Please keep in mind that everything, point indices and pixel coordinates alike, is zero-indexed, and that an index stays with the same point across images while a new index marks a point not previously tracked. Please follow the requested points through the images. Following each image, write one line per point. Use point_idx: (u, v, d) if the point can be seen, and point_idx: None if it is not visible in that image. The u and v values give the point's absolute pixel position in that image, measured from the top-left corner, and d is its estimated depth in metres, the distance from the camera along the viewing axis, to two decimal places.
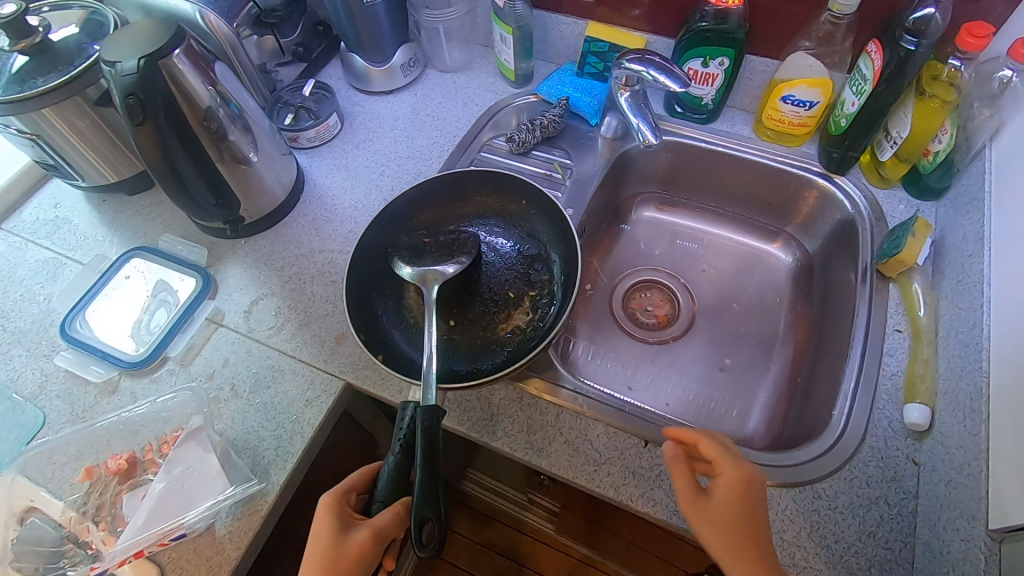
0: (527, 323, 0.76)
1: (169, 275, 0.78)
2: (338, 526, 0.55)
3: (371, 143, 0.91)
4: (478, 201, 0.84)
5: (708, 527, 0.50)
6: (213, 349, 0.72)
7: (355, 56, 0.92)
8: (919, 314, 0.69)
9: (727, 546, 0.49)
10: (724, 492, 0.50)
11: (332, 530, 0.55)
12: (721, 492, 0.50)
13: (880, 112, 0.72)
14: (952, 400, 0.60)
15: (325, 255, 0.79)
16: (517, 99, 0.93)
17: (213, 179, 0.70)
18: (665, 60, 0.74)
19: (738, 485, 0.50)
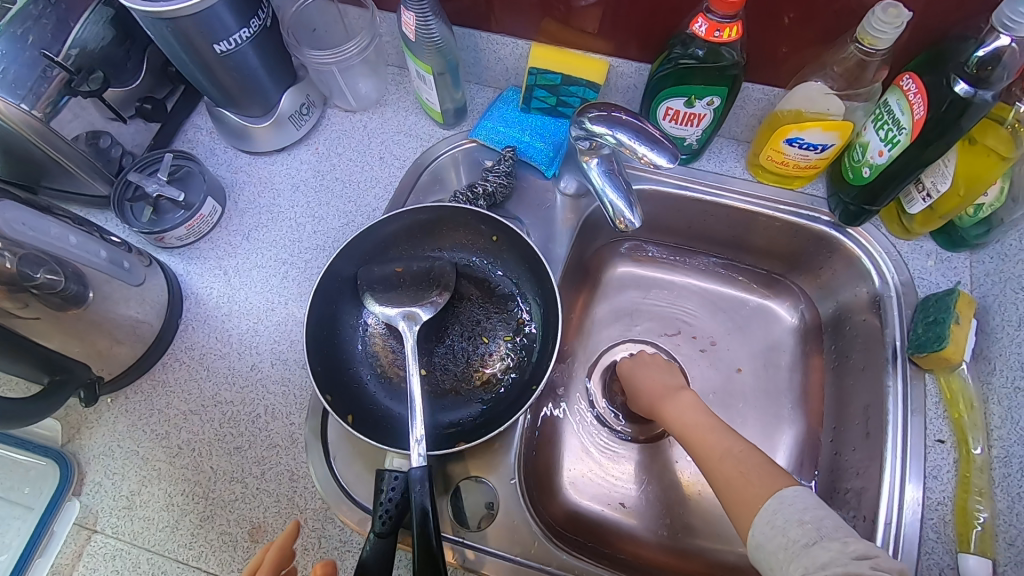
0: (502, 375, 0.62)
1: (14, 468, 0.59)
2: None
3: (265, 228, 0.70)
4: (449, 230, 0.66)
5: (672, 403, 0.57)
6: (87, 570, 0.55)
7: (224, 111, 0.68)
8: (975, 448, 0.55)
9: (680, 411, 0.56)
10: (655, 376, 0.62)
11: None
12: (658, 385, 0.61)
13: (916, 169, 0.56)
14: (1018, 554, 0.50)
15: (224, 406, 0.61)
16: (449, 146, 0.72)
17: (43, 360, 0.51)
18: (637, 118, 0.54)
19: (668, 386, 0.60)
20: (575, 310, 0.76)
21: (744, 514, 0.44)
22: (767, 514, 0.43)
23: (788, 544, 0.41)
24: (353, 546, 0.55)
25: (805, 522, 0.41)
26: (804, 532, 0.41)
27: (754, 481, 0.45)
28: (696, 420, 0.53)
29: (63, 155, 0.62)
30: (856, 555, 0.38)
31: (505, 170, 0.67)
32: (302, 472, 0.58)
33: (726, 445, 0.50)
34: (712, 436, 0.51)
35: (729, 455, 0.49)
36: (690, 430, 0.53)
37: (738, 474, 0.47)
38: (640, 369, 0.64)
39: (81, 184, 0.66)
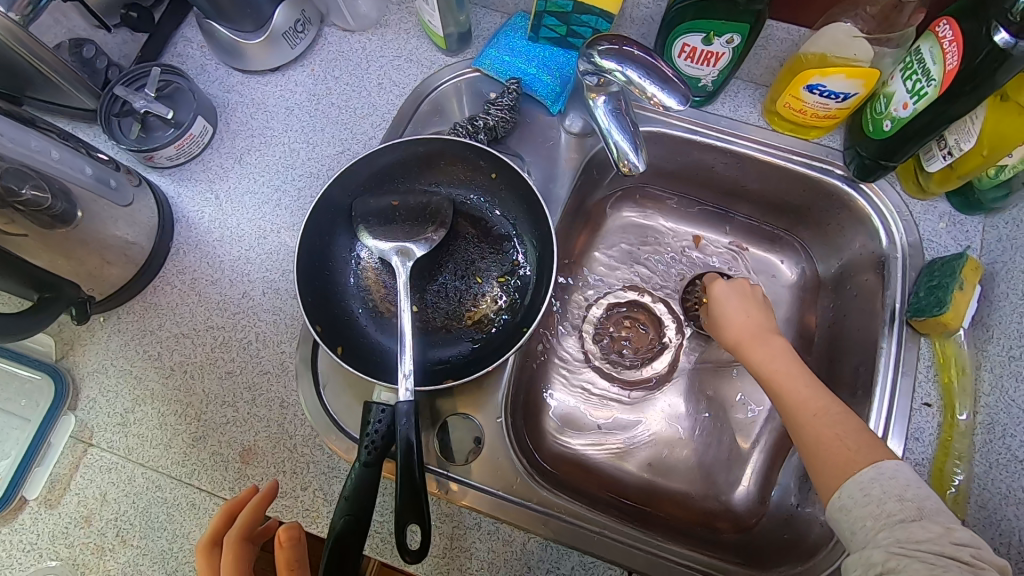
0: (495, 316, 0.61)
1: (11, 380, 0.60)
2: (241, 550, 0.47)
3: (257, 152, 0.68)
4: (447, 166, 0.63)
5: (764, 348, 0.54)
6: (84, 481, 0.57)
7: (215, 24, 0.64)
8: (961, 414, 0.55)
9: (773, 357, 0.53)
10: (746, 314, 0.58)
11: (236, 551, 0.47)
12: (750, 326, 0.57)
13: (940, 125, 0.52)
14: (987, 516, 0.50)
15: (215, 332, 0.61)
16: (451, 74, 0.68)
17: (30, 277, 0.51)
18: (649, 54, 0.51)
19: (760, 330, 0.56)
20: (573, 256, 0.74)
21: (834, 474, 0.45)
22: (861, 479, 0.43)
23: (881, 514, 0.41)
24: (340, 472, 0.56)
25: (905, 499, 0.41)
26: (903, 507, 0.41)
27: (850, 443, 0.46)
28: (788, 371, 0.52)
29: (47, 66, 0.60)
30: (957, 541, 0.38)
31: (509, 103, 0.64)
32: (292, 400, 0.59)
33: (821, 404, 0.49)
34: (810, 391, 0.50)
35: (824, 412, 0.48)
36: (778, 380, 0.52)
37: (832, 435, 0.47)
38: (732, 304, 0.60)
39: (67, 96, 0.64)
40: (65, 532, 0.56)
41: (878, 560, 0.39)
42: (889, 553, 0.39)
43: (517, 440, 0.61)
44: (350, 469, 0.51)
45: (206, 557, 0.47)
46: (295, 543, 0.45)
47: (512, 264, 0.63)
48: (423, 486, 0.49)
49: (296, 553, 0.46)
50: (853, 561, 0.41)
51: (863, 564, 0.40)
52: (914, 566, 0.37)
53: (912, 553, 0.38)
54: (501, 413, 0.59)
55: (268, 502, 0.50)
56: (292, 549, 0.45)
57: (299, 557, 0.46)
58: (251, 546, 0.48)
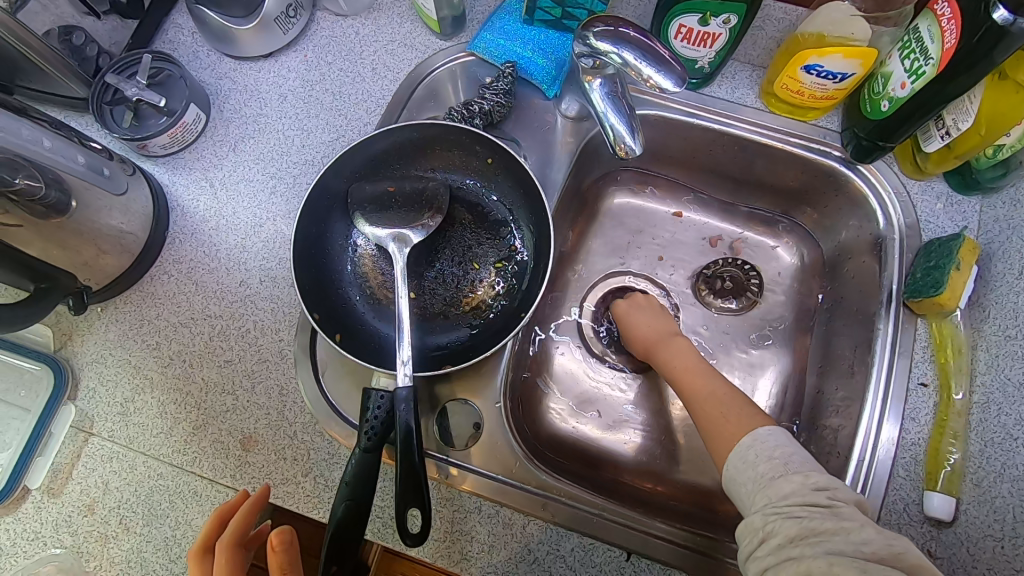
0: (493, 302, 0.61)
1: (10, 371, 0.60)
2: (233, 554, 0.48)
3: (250, 139, 0.67)
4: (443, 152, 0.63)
5: (667, 348, 0.59)
6: (86, 470, 0.57)
7: (205, 10, 0.64)
8: (957, 394, 0.55)
9: (677, 355, 0.58)
10: (651, 319, 0.63)
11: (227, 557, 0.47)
12: (654, 330, 0.62)
13: (936, 105, 0.52)
14: (983, 495, 0.51)
15: (213, 320, 0.61)
16: (446, 59, 0.68)
17: (27, 268, 0.50)
18: (645, 36, 0.50)
19: (661, 332, 0.61)
20: (571, 241, 0.74)
21: (721, 448, 0.48)
22: (743, 449, 0.46)
23: (758, 477, 0.44)
24: (341, 458, 0.56)
25: (774, 458, 0.45)
26: (772, 466, 0.44)
27: (731, 419, 0.49)
28: (686, 365, 0.56)
29: (35, 54, 0.59)
30: (815, 487, 0.42)
31: (505, 87, 0.64)
32: (291, 387, 0.59)
33: (709, 388, 0.53)
34: (701, 381, 0.54)
35: (713, 396, 0.52)
36: (681, 376, 0.56)
37: (718, 414, 0.50)
38: (633, 313, 0.64)
39: (58, 85, 0.64)
40: (69, 521, 0.56)
41: (757, 524, 0.41)
42: (766, 516, 0.41)
43: (516, 424, 0.62)
44: (350, 455, 0.51)
45: (198, 564, 0.48)
46: (288, 548, 0.46)
47: (510, 249, 0.63)
48: (423, 470, 0.49)
49: (289, 557, 0.46)
50: (740, 530, 0.43)
51: (748, 530, 0.42)
52: (785, 523, 0.40)
53: (783, 511, 0.41)
54: (500, 397, 0.59)
55: (258, 507, 0.51)
56: (284, 553, 0.46)
57: (291, 562, 0.46)
58: (243, 551, 0.49)
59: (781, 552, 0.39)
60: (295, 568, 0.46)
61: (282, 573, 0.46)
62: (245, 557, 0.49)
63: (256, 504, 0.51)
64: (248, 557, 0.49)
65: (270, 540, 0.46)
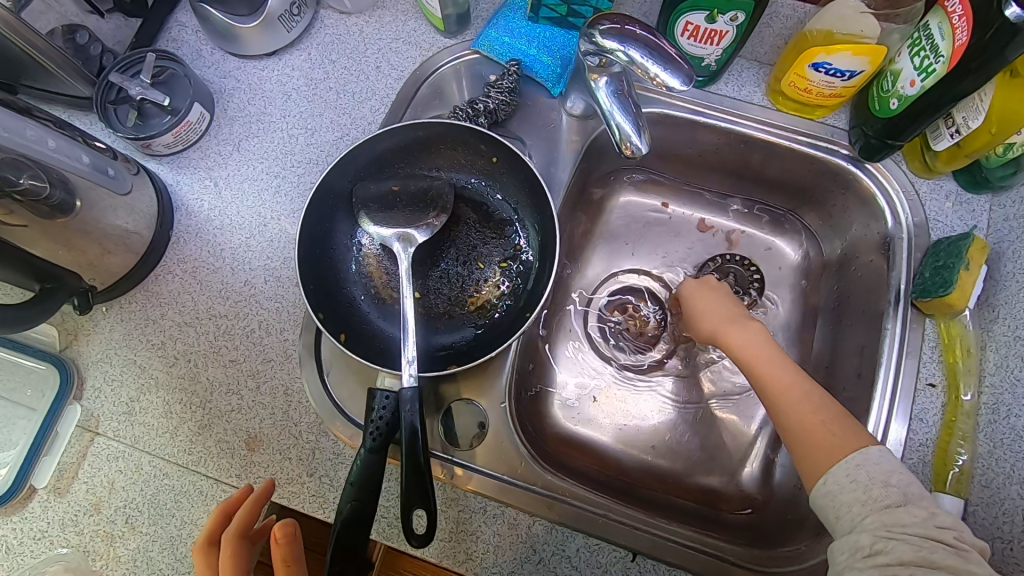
0: (498, 301, 0.61)
1: (17, 370, 0.60)
2: (237, 548, 0.48)
3: (255, 138, 0.67)
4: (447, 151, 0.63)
5: (740, 332, 0.55)
6: (92, 469, 0.57)
7: (208, 8, 0.63)
8: (965, 395, 0.55)
9: (751, 341, 0.54)
10: (722, 303, 0.59)
11: (232, 551, 0.48)
12: (723, 313, 0.58)
13: (946, 103, 0.51)
14: (991, 496, 0.50)
15: (218, 320, 0.61)
16: (450, 57, 0.67)
17: (28, 266, 0.50)
18: (652, 33, 0.50)
19: (735, 316, 0.57)
20: (576, 241, 0.74)
21: (821, 460, 0.45)
22: (847, 468, 0.43)
23: (865, 499, 0.42)
24: (346, 458, 0.56)
25: (890, 484, 0.42)
26: (889, 493, 0.41)
27: (833, 431, 0.46)
28: (768, 357, 0.52)
29: (39, 53, 0.59)
30: (941, 524, 0.39)
31: (509, 86, 0.63)
32: (296, 387, 0.59)
33: (801, 387, 0.49)
34: (788, 375, 0.50)
35: (808, 399, 0.48)
36: (756, 362, 0.52)
37: (815, 422, 0.47)
38: (704, 299, 0.60)
39: (62, 83, 0.63)
40: (75, 520, 0.56)
41: (865, 542, 0.39)
42: (876, 537, 0.39)
43: (521, 424, 0.62)
44: (356, 455, 0.51)
45: (204, 556, 0.49)
46: (290, 541, 0.46)
47: (515, 248, 0.62)
48: (429, 470, 0.49)
49: (292, 550, 0.47)
50: (837, 544, 0.42)
51: (848, 547, 0.40)
52: (901, 547, 0.38)
53: (899, 536, 0.39)
54: (505, 397, 0.59)
55: (264, 501, 0.51)
56: (287, 547, 0.46)
57: (294, 555, 0.47)
58: (248, 543, 0.49)
59: (888, 571, 0.38)
60: (298, 562, 0.47)
61: (286, 566, 0.46)
62: (250, 550, 0.49)
63: (260, 499, 0.51)
64: (253, 551, 0.50)
65: (274, 533, 0.46)
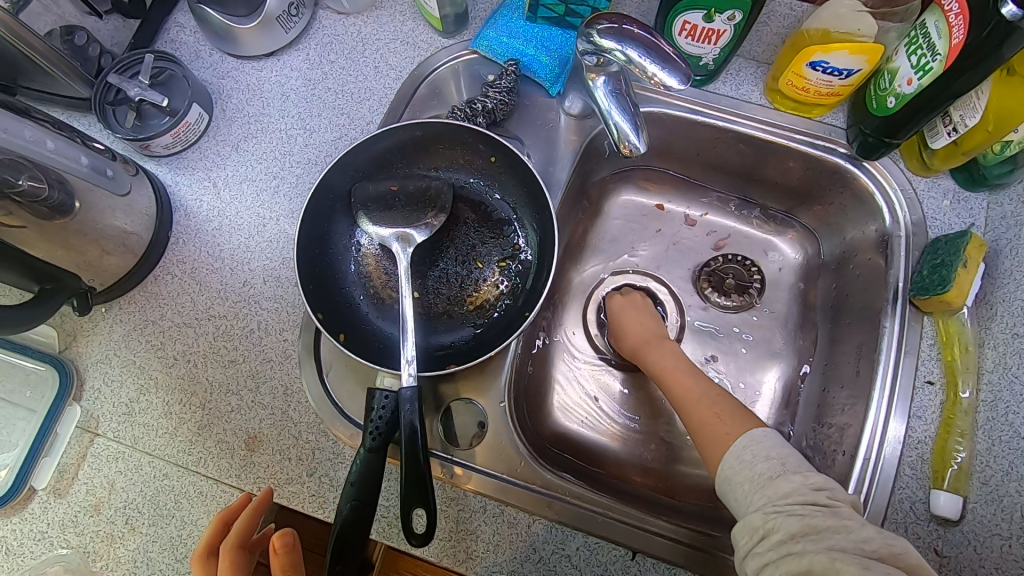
0: (497, 301, 0.61)
1: (16, 371, 0.60)
2: (237, 557, 0.48)
3: (253, 138, 0.67)
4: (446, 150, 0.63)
5: (657, 348, 0.61)
6: (92, 470, 0.57)
7: (207, 9, 0.63)
8: (964, 392, 0.55)
9: (665, 355, 0.60)
10: (644, 319, 0.65)
11: (232, 559, 0.48)
12: (646, 328, 0.64)
13: (944, 101, 0.51)
14: (990, 493, 0.51)
15: (217, 321, 0.61)
16: (448, 57, 0.68)
17: (27, 268, 0.50)
18: (649, 33, 0.50)
19: (653, 331, 0.64)
20: (575, 240, 0.74)
21: (718, 446, 0.49)
22: (738, 450, 0.47)
23: (756, 477, 0.45)
24: (345, 458, 0.56)
25: (771, 458, 0.45)
26: (770, 466, 0.45)
27: (726, 420, 0.50)
28: (673, 366, 0.58)
29: (38, 54, 0.59)
30: (815, 487, 0.42)
31: (508, 86, 0.63)
32: (296, 387, 0.59)
33: (702, 389, 0.55)
34: (691, 384, 0.56)
35: (704, 398, 0.54)
36: (668, 374, 0.58)
37: (713, 415, 0.52)
38: (626, 312, 0.67)
39: (61, 85, 0.64)
40: (75, 521, 0.56)
41: (758, 522, 0.41)
42: (766, 514, 0.42)
43: (521, 423, 0.62)
44: (355, 454, 0.51)
45: (203, 564, 0.49)
46: (288, 551, 0.46)
47: (514, 247, 0.62)
48: (428, 469, 0.49)
49: (291, 559, 0.47)
50: (738, 530, 0.43)
51: (747, 530, 0.42)
52: (788, 521, 0.40)
53: (783, 510, 0.41)
54: (505, 396, 0.59)
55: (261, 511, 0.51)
56: (286, 557, 0.46)
57: (292, 565, 0.47)
58: (246, 553, 0.49)
59: (784, 547, 0.39)
60: (297, 572, 0.47)
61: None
62: (249, 560, 0.49)
63: (258, 507, 0.51)
64: (252, 560, 0.50)
65: (272, 542, 0.46)
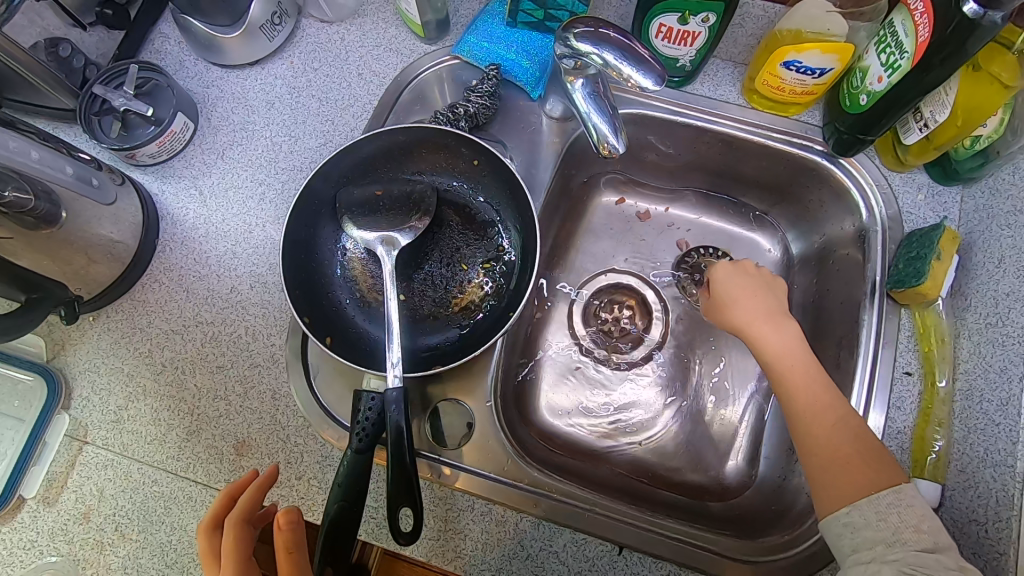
0: (482, 302, 0.62)
1: (4, 382, 0.60)
2: (242, 531, 0.47)
3: (238, 146, 0.68)
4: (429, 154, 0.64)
5: (771, 341, 0.53)
6: (81, 478, 0.58)
7: (190, 19, 0.64)
8: (940, 381, 0.56)
9: (785, 351, 0.53)
10: (761, 296, 0.57)
11: (237, 532, 0.47)
12: (761, 313, 0.56)
13: (914, 97, 0.53)
14: (966, 480, 0.51)
15: (205, 327, 0.62)
16: (431, 63, 0.68)
17: (14, 277, 0.51)
18: (625, 36, 0.51)
19: (773, 317, 0.55)
20: (559, 241, 0.75)
21: (846, 490, 0.45)
22: (858, 497, 0.44)
23: (894, 540, 0.42)
24: (333, 460, 0.57)
25: (921, 530, 0.42)
26: (919, 538, 0.42)
27: (869, 464, 0.46)
28: (805, 368, 0.51)
29: (25, 67, 0.60)
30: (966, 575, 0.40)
31: (489, 90, 0.64)
32: (284, 392, 0.59)
33: (836, 411, 0.49)
34: (827, 401, 0.49)
35: (841, 422, 0.48)
36: (792, 376, 0.51)
37: (845, 453, 0.46)
38: (734, 292, 0.58)
39: (47, 96, 0.64)
40: (65, 529, 0.56)
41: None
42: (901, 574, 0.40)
43: (508, 422, 0.62)
44: (343, 456, 0.52)
45: (208, 538, 0.48)
46: (293, 528, 0.45)
47: (498, 248, 0.63)
48: (414, 468, 0.49)
49: (294, 536, 0.45)
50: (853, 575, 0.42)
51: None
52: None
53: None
54: (492, 396, 0.60)
55: (265, 487, 0.50)
56: (290, 533, 0.45)
57: (297, 541, 0.45)
58: (251, 527, 0.48)
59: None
60: (301, 549, 0.45)
61: (287, 551, 0.45)
62: (253, 534, 0.48)
63: (263, 483, 0.51)
64: (257, 535, 0.49)
65: (276, 519, 0.45)
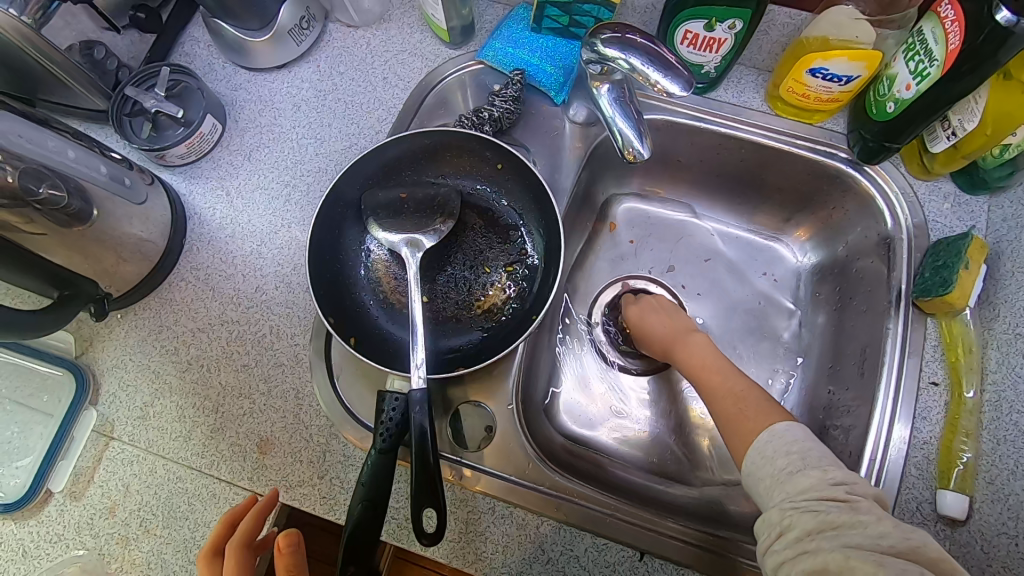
0: (505, 305, 0.62)
1: (33, 377, 0.61)
2: (243, 552, 0.49)
3: (264, 148, 0.69)
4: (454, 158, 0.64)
5: (684, 344, 0.58)
6: (107, 474, 0.58)
7: (221, 23, 0.65)
8: (968, 392, 0.55)
9: (696, 353, 0.57)
10: (663, 317, 0.63)
11: (238, 551, 0.48)
12: (673, 327, 0.60)
13: (944, 105, 0.52)
14: (996, 492, 0.51)
15: (230, 325, 0.62)
16: (455, 68, 0.69)
17: (51, 275, 0.53)
18: (652, 42, 0.51)
19: (678, 326, 0.60)
20: (580, 246, 0.75)
21: (740, 444, 0.47)
22: (760, 444, 0.45)
23: (775, 472, 0.43)
24: (356, 460, 0.57)
25: (792, 452, 0.44)
26: (791, 461, 0.43)
27: (749, 414, 0.48)
28: (704, 360, 0.55)
29: (61, 69, 0.61)
30: (834, 481, 0.41)
31: (513, 94, 0.65)
32: (307, 391, 0.60)
33: (729, 384, 0.52)
34: (722, 378, 0.53)
35: (730, 394, 0.51)
36: (700, 371, 0.55)
37: (736, 411, 0.49)
38: (649, 312, 0.64)
39: (78, 98, 0.66)
40: (90, 523, 0.57)
41: (775, 519, 0.41)
42: (783, 511, 0.41)
43: (529, 426, 0.62)
44: (366, 455, 0.52)
45: (208, 564, 0.49)
46: (295, 550, 0.47)
47: (521, 251, 0.64)
48: (437, 470, 0.49)
49: (296, 558, 0.47)
50: (759, 525, 0.43)
51: (765, 525, 0.41)
52: (804, 518, 0.39)
53: (800, 506, 0.40)
54: (514, 399, 0.60)
55: (265, 513, 0.51)
56: (292, 555, 0.47)
57: (299, 562, 0.47)
58: (251, 553, 0.49)
59: (800, 545, 0.38)
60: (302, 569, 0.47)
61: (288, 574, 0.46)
62: (253, 562, 0.49)
63: (264, 507, 0.52)
64: (257, 561, 0.50)
65: (278, 542, 0.47)
